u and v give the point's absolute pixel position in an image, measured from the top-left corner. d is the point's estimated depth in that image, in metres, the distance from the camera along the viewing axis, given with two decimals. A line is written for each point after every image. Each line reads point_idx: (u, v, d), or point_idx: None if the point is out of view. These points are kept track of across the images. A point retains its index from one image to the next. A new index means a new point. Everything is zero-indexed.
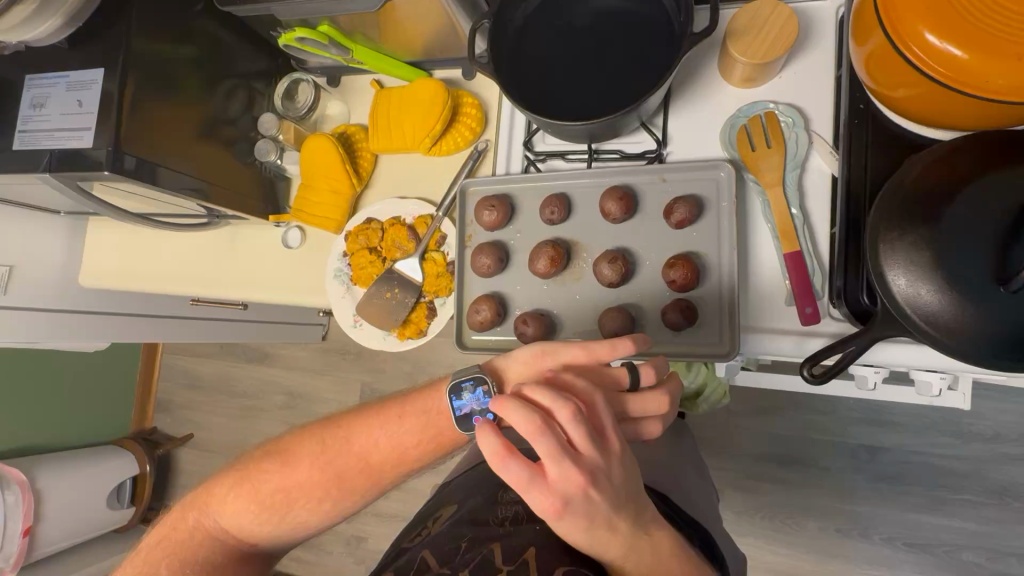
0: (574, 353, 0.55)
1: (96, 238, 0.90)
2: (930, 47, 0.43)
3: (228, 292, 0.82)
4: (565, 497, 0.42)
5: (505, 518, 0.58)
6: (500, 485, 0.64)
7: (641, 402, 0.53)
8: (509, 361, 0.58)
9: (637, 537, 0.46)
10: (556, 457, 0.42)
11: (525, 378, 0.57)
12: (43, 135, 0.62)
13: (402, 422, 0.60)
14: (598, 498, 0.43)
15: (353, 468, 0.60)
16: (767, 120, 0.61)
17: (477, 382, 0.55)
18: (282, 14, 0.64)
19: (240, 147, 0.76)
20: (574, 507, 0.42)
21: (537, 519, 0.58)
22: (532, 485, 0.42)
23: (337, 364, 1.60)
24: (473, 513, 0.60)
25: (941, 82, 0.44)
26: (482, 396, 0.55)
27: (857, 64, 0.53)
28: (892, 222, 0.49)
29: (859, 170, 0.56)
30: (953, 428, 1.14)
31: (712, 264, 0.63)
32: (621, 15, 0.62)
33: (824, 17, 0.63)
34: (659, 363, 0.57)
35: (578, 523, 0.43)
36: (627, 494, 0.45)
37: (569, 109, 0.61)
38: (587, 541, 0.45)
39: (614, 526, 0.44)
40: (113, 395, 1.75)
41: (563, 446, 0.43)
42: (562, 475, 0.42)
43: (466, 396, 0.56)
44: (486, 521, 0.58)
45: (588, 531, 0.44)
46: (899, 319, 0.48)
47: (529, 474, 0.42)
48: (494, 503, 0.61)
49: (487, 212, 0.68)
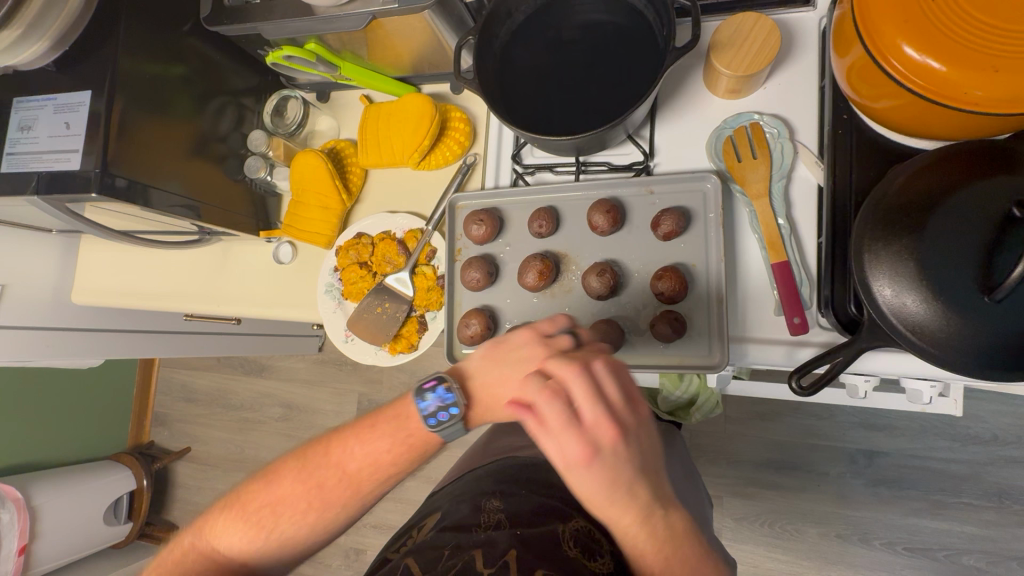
0: (524, 336, 0.52)
1: (90, 255, 0.90)
2: (909, 59, 0.44)
3: (220, 305, 0.82)
4: (598, 445, 0.43)
5: (490, 523, 0.58)
6: (484, 494, 0.63)
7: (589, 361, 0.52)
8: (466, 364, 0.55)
9: (652, 519, 0.45)
10: (593, 400, 0.43)
11: (483, 373, 0.53)
12: (32, 157, 0.62)
13: (376, 429, 0.58)
14: (626, 453, 0.44)
15: (333, 480, 0.58)
16: (752, 130, 0.61)
17: (437, 382, 0.53)
18: (270, 34, 0.65)
19: (230, 164, 0.76)
20: (602, 459, 0.43)
21: (521, 524, 0.57)
22: (567, 426, 0.43)
23: (334, 376, 1.60)
24: (456, 521, 0.59)
25: (919, 95, 0.45)
26: (444, 394, 0.52)
27: (840, 76, 0.54)
28: (877, 235, 0.50)
29: (844, 181, 0.57)
30: (949, 431, 1.14)
31: (701, 276, 0.62)
32: (605, 29, 0.63)
33: (807, 28, 0.63)
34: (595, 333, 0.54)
35: (604, 477, 0.43)
36: (650, 461, 0.46)
37: (556, 124, 0.61)
38: (607, 507, 0.44)
39: (633, 492, 0.44)
40: (110, 412, 1.75)
41: (600, 391, 0.44)
42: (596, 416, 0.43)
43: (429, 397, 0.53)
44: (469, 527, 0.57)
45: (610, 490, 0.43)
46: (887, 329, 0.49)
47: (564, 414, 0.43)
48: (478, 509, 0.61)
49: (476, 227, 0.67)
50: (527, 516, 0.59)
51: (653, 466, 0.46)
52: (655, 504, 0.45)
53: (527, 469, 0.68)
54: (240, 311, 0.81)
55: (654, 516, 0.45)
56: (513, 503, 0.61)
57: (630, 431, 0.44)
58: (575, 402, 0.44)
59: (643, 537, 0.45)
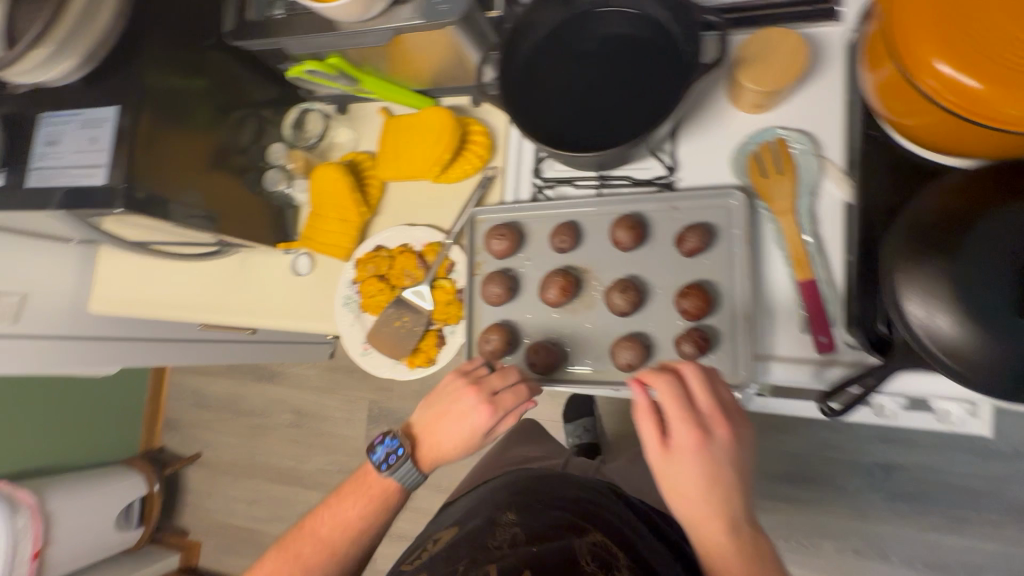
0: (448, 381, 0.60)
1: (109, 265, 0.91)
2: (944, 77, 0.43)
3: (237, 316, 0.82)
4: (707, 436, 0.47)
5: (504, 541, 0.56)
6: (499, 509, 0.62)
7: (499, 387, 0.58)
8: (416, 417, 0.62)
9: (742, 536, 0.45)
10: (707, 394, 0.48)
11: (426, 421, 0.60)
12: (57, 173, 0.62)
13: (340, 494, 0.60)
14: (730, 454, 0.47)
15: (310, 550, 0.57)
16: (777, 146, 0.61)
17: (386, 434, 0.60)
18: (293, 48, 0.65)
19: (250, 176, 0.77)
20: (709, 451, 0.46)
21: (536, 542, 0.55)
22: (680, 411, 0.47)
23: (345, 382, 1.60)
24: (472, 540, 0.58)
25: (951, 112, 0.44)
26: (392, 443, 0.59)
27: (870, 91, 0.53)
28: (909, 254, 0.48)
29: (872, 197, 0.56)
30: (970, 445, 1.12)
31: (726, 293, 0.61)
32: (629, 43, 0.63)
33: (832, 42, 0.63)
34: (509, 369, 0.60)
35: (707, 469, 0.46)
36: (748, 477, 0.48)
37: (578, 139, 0.61)
38: (702, 507, 0.45)
39: (729, 499, 0.46)
40: (122, 417, 1.76)
41: (713, 389, 0.48)
42: (709, 408, 0.48)
43: (380, 449, 0.59)
44: (484, 545, 0.56)
45: (710, 485, 0.45)
46: (920, 350, 0.47)
47: (680, 399, 0.47)
48: (493, 525, 0.59)
49: (497, 241, 0.67)
50: (542, 532, 0.57)
51: (748, 484, 0.48)
52: (746, 520, 0.46)
53: (544, 485, 0.68)
54: (258, 322, 0.81)
55: (745, 532, 0.46)
56: (528, 518, 0.60)
57: (737, 436, 0.47)
58: (690, 391, 0.48)
59: (729, 553, 0.45)
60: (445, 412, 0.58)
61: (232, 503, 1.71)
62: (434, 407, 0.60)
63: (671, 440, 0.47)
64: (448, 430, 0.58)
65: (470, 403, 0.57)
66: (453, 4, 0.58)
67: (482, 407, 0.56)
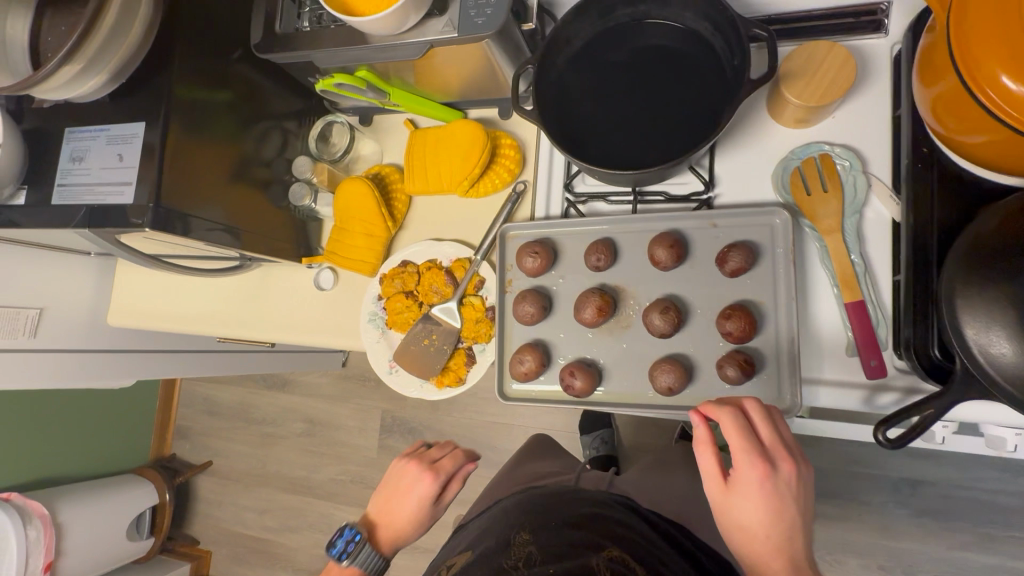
0: (397, 465, 0.71)
1: (126, 279, 0.90)
2: (1006, 90, 0.40)
3: (259, 332, 0.81)
4: (774, 471, 0.46)
5: (520, 560, 0.53)
6: (513, 528, 0.58)
7: (437, 461, 0.70)
8: (371, 510, 0.70)
9: (804, 574, 0.45)
10: (770, 428, 0.47)
11: (381, 507, 0.69)
12: (84, 190, 0.61)
13: None
14: (794, 490, 0.46)
15: None
16: (822, 162, 0.59)
17: (343, 528, 0.66)
18: (322, 61, 0.64)
19: (274, 190, 0.75)
20: (773, 487, 0.45)
21: (552, 560, 0.52)
22: (746, 446, 0.46)
23: (357, 391, 1.59)
24: (486, 562, 0.54)
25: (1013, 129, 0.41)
26: (351, 534, 0.65)
27: (923, 106, 0.51)
28: (971, 277, 0.46)
29: (927, 216, 0.53)
30: (1001, 461, 1.09)
31: (768, 314, 0.60)
32: (668, 57, 0.61)
33: (879, 54, 0.60)
34: (444, 446, 0.73)
35: (771, 503, 0.45)
36: (808, 512, 0.47)
37: (615, 155, 0.60)
38: (765, 541, 0.45)
39: (792, 535, 0.45)
40: (133, 425, 1.75)
41: (775, 423, 0.48)
42: (773, 442, 0.47)
43: (340, 543, 0.64)
44: (500, 567, 0.53)
45: (773, 519, 0.45)
46: (983, 380, 0.44)
47: (745, 434, 0.47)
48: (508, 546, 0.56)
49: (530, 259, 0.66)
50: (557, 549, 0.53)
51: (808, 519, 0.47)
52: (806, 556, 0.46)
53: (555, 500, 0.63)
54: (279, 338, 0.80)
55: (806, 569, 0.45)
56: (543, 536, 0.56)
57: (801, 472, 0.47)
58: (753, 424, 0.48)
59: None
60: (396, 491, 0.69)
61: (242, 513, 1.69)
62: (388, 492, 0.69)
63: (734, 475, 0.47)
64: (402, 505, 0.68)
65: (416, 474, 0.69)
66: (490, 17, 0.56)
67: (426, 473, 0.68)
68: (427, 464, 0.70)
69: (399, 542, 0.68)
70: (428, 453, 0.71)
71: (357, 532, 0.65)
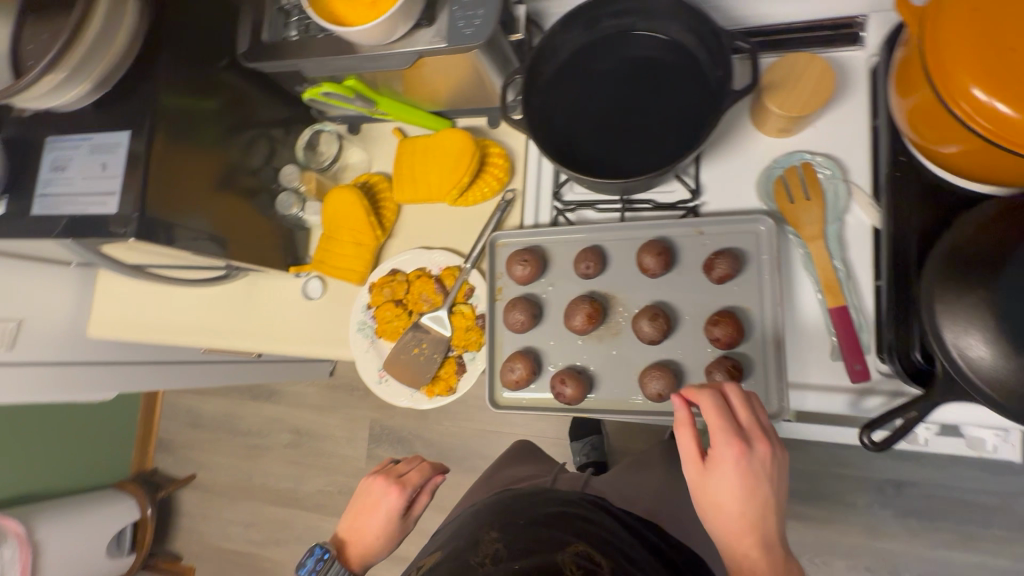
0: (364, 480, 0.71)
1: (107, 289, 0.88)
2: (977, 102, 0.42)
3: (245, 342, 0.80)
4: (750, 451, 0.46)
5: (486, 557, 0.52)
6: (483, 528, 0.57)
7: (404, 476, 0.69)
8: (341, 527, 0.71)
9: (775, 554, 0.45)
10: (748, 411, 0.47)
11: (350, 525, 0.69)
12: (66, 200, 0.60)
13: None
14: (770, 471, 0.46)
15: None
16: (804, 171, 0.60)
17: (313, 547, 0.68)
18: (310, 70, 0.64)
19: (262, 199, 0.74)
20: (748, 465, 0.45)
21: (519, 555, 0.50)
22: (724, 426, 0.46)
23: (345, 401, 1.57)
24: (453, 561, 0.53)
25: (985, 139, 0.43)
26: (320, 552, 0.67)
27: (900, 117, 0.52)
28: (949, 283, 0.47)
29: (906, 223, 0.55)
30: (980, 461, 1.11)
31: (756, 320, 0.60)
32: (654, 68, 0.62)
33: (856, 66, 0.62)
34: (413, 461, 0.72)
35: (746, 482, 0.45)
36: (782, 494, 0.47)
37: (603, 164, 0.60)
38: (738, 519, 0.45)
39: (764, 514, 0.45)
40: (113, 438, 1.71)
41: (752, 406, 0.48)
42: (749, 424, 0.47)
43: (310, 561, 0.66)
44: (467, 564, 0.51)
45: (747, 497, 0.45)
46: (964, 383, 0.45)
47: (724, 415, 0.47)
48: (476, 543, 0.55)
49: (520, 267, 0.66)
50: (525, 546, 0.52)
51: (782, 501, 0.47)
52: (777, 537, 0.46)
53: (525, 500, 0.62)
54: (266, 348, 0.79)
55: (777, 548, 0.45)
56: (511, 533, 0.55)
57: (778, 454, 0.47)
58: (732, 406, 0.48)
59: (759, 568, 0.44)
60: (364, 506, 0.69)
61: (228, 527, 1.65)
62: (356, 511, 0.70)
63: (710, 455, 0.47)
64: (370, 521, 0.68)
65: (382, 489, 0.68)
66: (478, 27, 0.56)
67: (392, 488, 0.68)
68: (393, 480, 0.69)
69: (369, 559, 0.69)
70: (396, 469, 0.70)
71: (326, 550, 0.67)
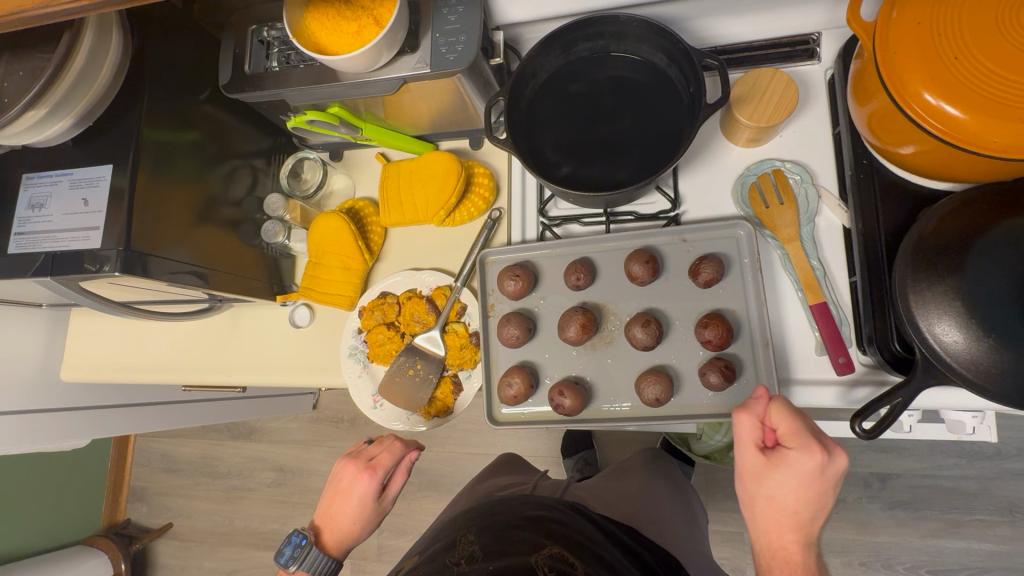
0: (337, 465, 0.69)
1: (82, 330, 0.85)
2: (929, 106, 0.45)
3: (230, 376, 0.78)
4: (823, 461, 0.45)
5: (462, 557, 0.54)
6: (460, 529, 0.59)
7: (375, 459, 0.67)
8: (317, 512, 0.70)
9: (812, 552, 0.48)
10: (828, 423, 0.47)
11: (325, 510, 0.68)
12: (45, 237, 0.58)
13: None
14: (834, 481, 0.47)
15: None
16: (776, 177, 0.63)
17: (293, 535, 0.66)
18: (294, 99, 0.64)
19: (246, 229, 0.73)
20: (818, 473, 0.45)
21: (493, 556, 0.53)
22: (801, 430, 0.46)
23: (330, 434, 1.53)
24: (431, 563, 0.55)
25: (940, 139, 0.46)
26: (300, 539, 0.65)
27: (860, 123, 0.56)
28: (918, 274, 0.50)
29: (873, 221, 0.58)
30: (957, 448, 1.16)
31: (743, 320, 0.63)
32: (628, 86, 0.65)
33: (815, 77, 0.67)
34: (386, 440, 0.70)
35: (808, 485, 0.46)
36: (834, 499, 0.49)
37: (584, 179, 0.63)
38: (786, 514, 0.47)
39: (815, 515, 0.47)
40: (82, 491, 1.61)
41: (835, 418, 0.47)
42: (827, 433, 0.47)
43: (288, 550, 0.65)
44: (443, 565, 0.54)
45: (801, 496, 0.46)
46: (941, 366, 0.48)
47: (804, 420, 0.47)
48: (453, 545, 0.56)
49: (511, 282, 0.67)
50: (501, 546, 0.54)
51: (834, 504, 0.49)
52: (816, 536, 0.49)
53: (507, 501, 0.62)
54: (253, 381, 0.77)
55: (814, 546, 0.48)
56: (487, 533, 0.56)
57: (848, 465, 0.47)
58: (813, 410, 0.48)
59: (794, 561, 0.48)
60: (338, 493, 0.67)
61: None
62: (330, 497, 0.68)
63: (776, 454, 0.47)
64: (344, 508, 0.67)
65: (354, 474, 0.67)
66: (460, 53, 0.58)
67: (363, 473, 0.66)
68: (363, 463, 0.67)
69: (349, 544, 0.68)
70: (368, 451, 0.69)
71: (303, 538, 0.66)
